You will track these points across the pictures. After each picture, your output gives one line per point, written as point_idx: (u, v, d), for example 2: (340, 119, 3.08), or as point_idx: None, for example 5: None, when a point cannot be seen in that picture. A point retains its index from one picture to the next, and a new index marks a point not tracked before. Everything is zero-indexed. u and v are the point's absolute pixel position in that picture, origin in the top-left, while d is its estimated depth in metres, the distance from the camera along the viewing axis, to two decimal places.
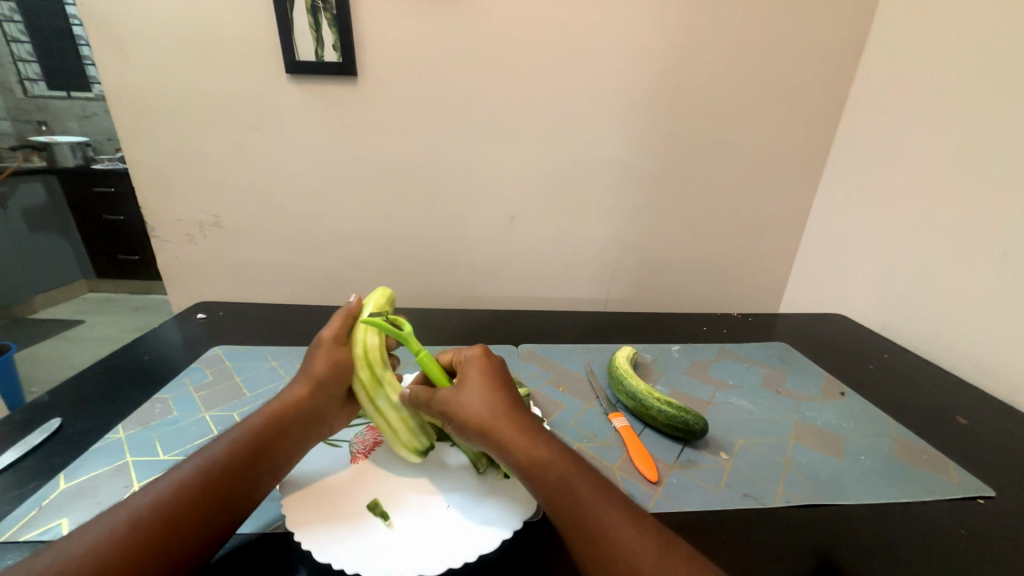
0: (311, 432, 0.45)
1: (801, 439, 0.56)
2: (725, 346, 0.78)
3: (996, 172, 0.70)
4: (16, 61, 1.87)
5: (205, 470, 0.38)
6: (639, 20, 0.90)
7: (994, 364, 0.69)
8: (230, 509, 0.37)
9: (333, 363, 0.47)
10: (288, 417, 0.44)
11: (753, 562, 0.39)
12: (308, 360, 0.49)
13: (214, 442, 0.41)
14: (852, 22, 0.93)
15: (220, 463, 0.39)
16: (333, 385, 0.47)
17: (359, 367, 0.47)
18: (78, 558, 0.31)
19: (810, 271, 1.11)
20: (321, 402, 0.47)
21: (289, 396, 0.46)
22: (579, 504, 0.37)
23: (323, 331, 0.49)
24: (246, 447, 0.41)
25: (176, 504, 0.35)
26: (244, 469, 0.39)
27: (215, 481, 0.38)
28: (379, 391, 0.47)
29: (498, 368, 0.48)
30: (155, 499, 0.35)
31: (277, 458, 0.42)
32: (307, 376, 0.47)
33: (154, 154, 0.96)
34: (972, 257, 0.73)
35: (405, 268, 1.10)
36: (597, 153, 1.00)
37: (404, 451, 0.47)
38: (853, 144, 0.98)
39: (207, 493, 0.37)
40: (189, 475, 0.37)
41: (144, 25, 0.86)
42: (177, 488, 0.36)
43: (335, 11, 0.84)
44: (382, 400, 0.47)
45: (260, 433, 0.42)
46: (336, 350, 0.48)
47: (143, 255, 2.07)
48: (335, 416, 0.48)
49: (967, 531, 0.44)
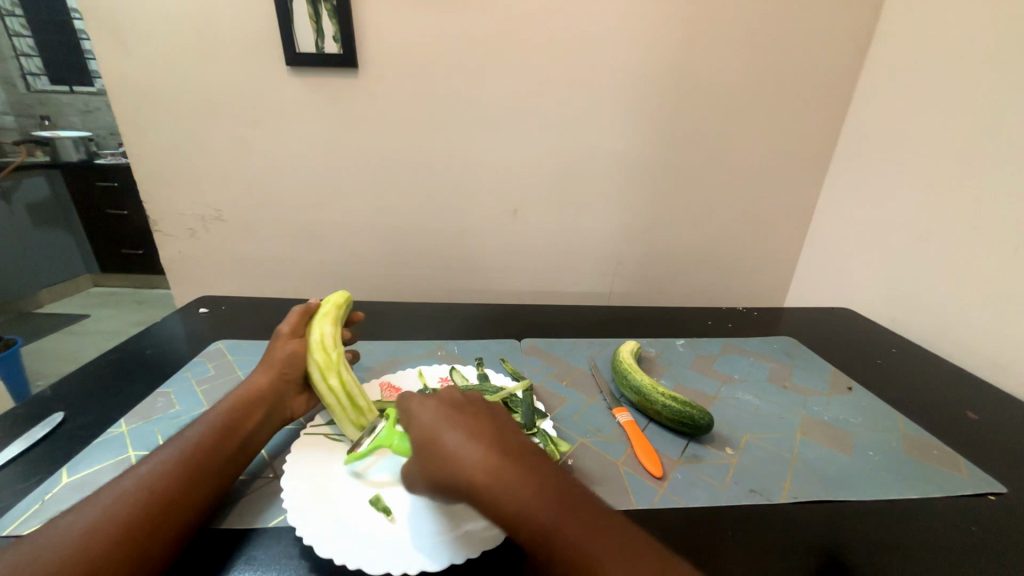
0: (275, 415, 0.48)
1: (808, 435, 0.55)
2: (730, 341, 0.77)
3: (1005, 165, 0.68)
4: (19, 56, 1.86)
5: (187, 451, 0.40)
6: (642, 8, 0.88)
7: (1005, 358, 0.68)
8: (211, 481, 0.39)
9: (289, 352, 0.52)
10: (256, 401, 0.47)
11: (760, 560, 0.38)
12: (268, 353, 0.53)
13: (190, 426, 0.43)
14: (862, 9, 0.91)
15: (199, 442, 0.41)
16: (293, 372, 0.51)
17: (315, 351, 0.51)
18: (74, 533, 0.32)
19: (816, 264, 1.09)
20: (283, 388, 0.49)
21: (253, 383, 0.48)
22: (574, 558, 0.31)
23: (281, 327, 0.54)
24: (221, 428, 0.43)
25: (158, 479, 0.37)
26: (221, 446, 0.41)
27: (196, 459, 0.39)
28: (334, 370, 0.50)
29: (456, 409, 0.41)
30: (142, 477, 0.37)
31: (249, 437, 0.44)
32: (267, 365, 0.51)
33: (154, 147, 0.96)
34: (980, 249, 0.72)
35: (406, 261, 1.09)
36: (600, 145, 0.99)
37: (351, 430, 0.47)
38: (862, 135, 0.96)
39: (191, 470, 0.38)
40: (171, 455, 0.39)
41: (142, 17, 0.85)
42: (158, 469, 0.37)
43: (334, 1, 0.83)
44: (335, 379, 0.49)
45: (231, 417, 0.44)
46: (291, 342, 0.53)
47: (147, 250, 2.08)
48: (294, 402, 0.51)
49: (978, 527, 0.43)
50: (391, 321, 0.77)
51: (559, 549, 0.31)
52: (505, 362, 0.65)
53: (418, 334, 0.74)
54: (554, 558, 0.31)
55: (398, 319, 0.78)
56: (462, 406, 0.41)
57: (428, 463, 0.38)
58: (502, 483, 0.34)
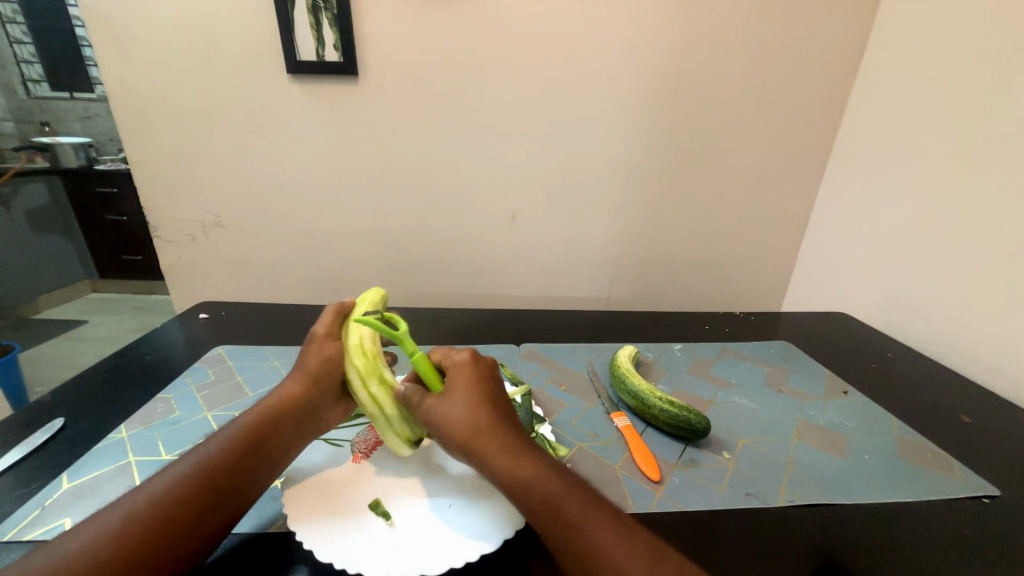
0: (306, 430, 0.45)
1: (804, 439, 0.55)
2: (727, 345, 0.78)
3: (998, 172, 0.69)
4: (19, 62, 1.87)
5: (203, 471, 0.38)
6: (639, 17, 0.89)
7: (998, 362, 0.69)
8: (225, 506, 0.37)
9: (325, 359, 0.47)
10: (283, 416, 0.44)
11: (757, 562, 0.39)
12: (303, 356, 0.48)
13: (209, 439, 0.41)
14: (855, 18, 0.92)
15: (216, 462, 0.39)
16: (327, 382, 0.47)
17: (353, 357, 0.46)
18: (76, 559, 0.31)
19: (813, 269, 1.10)
20: (317, 400, 0.46)
21: (283, 395, 0.45)
22: (574, 525, 0.35)
23: (317, 327, 0.49)
24: (242, 446, 0.41)
25: (171, 503, 0.35)
26: (239, 468, 0.39)
27: (212, 482, 0.38)
28: (375, 377, 0.46)
29: (492, 381, 0.45)
30: (153, 499, 0.35)
31: (271, 457, 0.42)
32: (301, 373, 0.47)
33: (155, 154, 0.97)
34: (973, 255, 0.73)
35: (405, 266, 1.10)
36: (598, 152, 1.00)
37: (397, 442, 0.46)
38: (856, 141, 0.97)
39: (206, 493, 0.37)
40: (186, 474, 0.37)
41: (144, 25, 0.86)
42: (172, 490, 0.36)
43: (335, 10, 0.84)
44: (376, 387, 0.45)
45: (254, 434, 0.42)
46: (329, 346, 0.47)
47: (146, 255, 2.08)
48: (331, 412, 0.48)
49: (971, 529, 0.44)
50: None
51: (562, 510, 0.36)
52: (503, 367, 0.65)
53: (417, 339, 0.74)
54: (554, 521, 0.36)
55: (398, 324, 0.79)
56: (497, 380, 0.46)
57: (457, 414, 0.41)
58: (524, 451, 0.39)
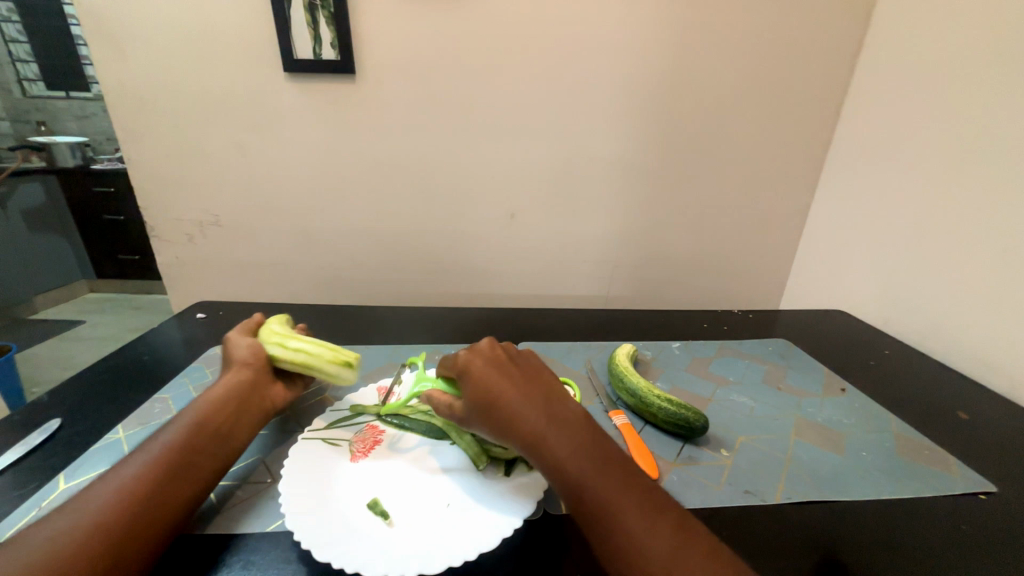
0: (253, 406, 0.48)
1: (802, 436, 0.55)
2: (725, 343, 0.78)
3: (995, 169, 0.69)
4: (15, 61, 1.87)
5: (164, 452, 0.40)
6: (637, 14, 0.89)
7: (996, 359, 0.69)
8: (190, 480, 0.39)
9: (247, 347, 0.52)
10: (229, 397, 0.47)
11: (755, 560, 0.39)
12: (226, 356, 0.52)
13: (166, 427, 0.43)
14: (853, 14, 0.92)
15: (176, 442, 0.41)
16: (256, 361, 0.51)
17: (270, 336, 0.53)
18: (48, 544, 0.32)
19: (811, 266, 1.10)
20: (253, 379, 0.50)
21: (222, 383, 0.48)
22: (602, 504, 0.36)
23: (232, 332, 0.54)
24: (191, 427, 0.43)
25: (137, 482, 0.37)
26: (199, 445, 0.41)
27: (165, 460, 0.39)
28: (293, 338, 0.53)
29: (505, 366, 0.45)
30: (120, 482, 0.37)
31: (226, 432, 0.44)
32: (230, 365, 0.51)
33: (152, 153, 0.96)
34: (971, 252, 0.73)
35: (403, 265, 1.10)
36: (596, 150, 1.00)
37: (333, 368, 0.51)
38: (854, 138, 0.97)
39: (161, 473, 0.38)
40: (147, 458, 0.39)
41: (141, 24, 0.86)
42: (128, 473, 0.37)
43: (332, 8, 0.84)
44: (296, 341, 0.52)
45: (201, 415, 0.44)
46: (246, 338, 0.53)
47: (143, 255, 2.07)
48: (272, 391, 0.51)
49: (969, 526, 0.44)
50: (388, 325, 0.78)
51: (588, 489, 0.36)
52: None
53: (414, 338, 0.74)
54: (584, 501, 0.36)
55: (396, 323, 0.78)
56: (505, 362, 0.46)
57: (484, 413, 0.42)
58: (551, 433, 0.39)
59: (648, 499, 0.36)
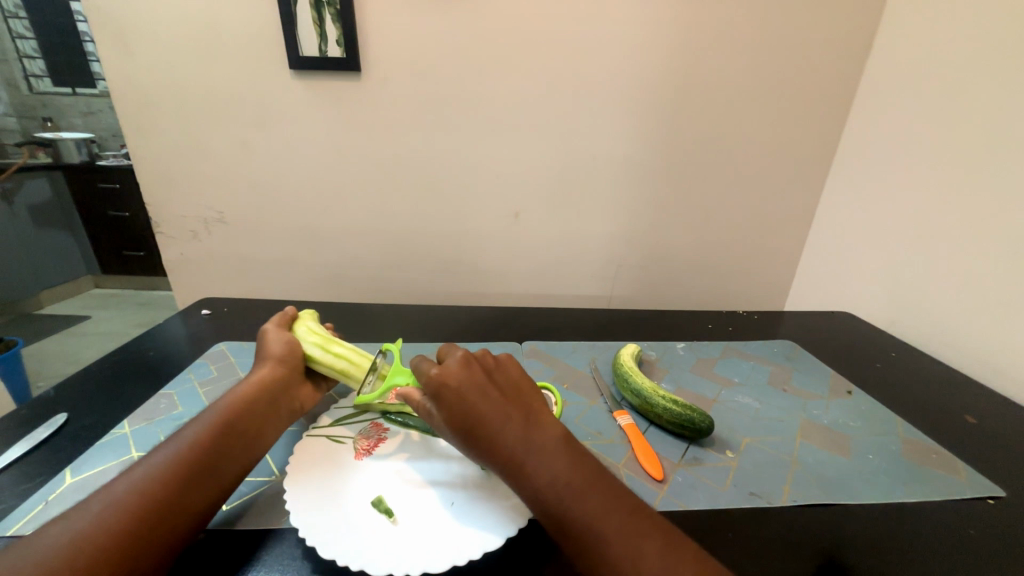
0: (281, 407, 0.49)
1: (809, 438, 0.55)
2: (730, 344, 0.77)
3: (1004, 171, 0.69)
4: (22, 57, 1.88)
5: (189, 449, 0.40)
6: (643, 12, 0.89)
7: (1004, 363, 0.69)
8: (211, 481, 0.39)
9: (284, 343, 0.53)
10: (261, 394, 0.47)
11: (761, 563, 0.39)
12: (262, 349, 0.53)
13: (191, 421, 0.43)
14: (862, 14, 0.91)
15: (202, 439, 0.41)
16: (292, 359, 0.52)
17: (312, 336, 0.55)
18: (66, 540, 0.32)
19: (816, 267, 1.10)
20: (286, 377, 0.51)
21: (256, 376, 0.49)
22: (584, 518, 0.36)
23: (267, 325, 0.56)
24: (220, 423, 0.43)
25: (159, 480, 0.37)
26: (226, 444, 0.42)
27: (191, 458, 0.39)
28: (337, 343, 0.54)
29: (481, 379, 0.43)
30: (144, 477, 0.37)
31: (253, 432, 0.44)
32: (267, 359, 0.51)
33: (157, 149, 0.96)
34: (979, 254, 0.72)
35: (407, 263, 1.10)
36: (601, 149, 1.00)
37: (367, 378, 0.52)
38: (861, 138, 0.97)
39: (183, 471, 0.38)
40: (173, 453, 0.39)
41: (146, 20, 0.86)
42: (152, 469, 0.37)
43: (338, 6, 0.84)
44: (341, 347, 0.54)
45: (230, 413, 0.44)
46: (285, 334, 0.55)
47: (148, 251, 2.09)
48: (301, 392, 0.52)
49: (977, 530, 0.43)
50: (393, 324, 0.78)
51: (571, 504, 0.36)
52: None
53: (419, 337, 0.74)
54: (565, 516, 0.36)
55: (400, 322, 0.78)
56: (482, 372, 0.43)
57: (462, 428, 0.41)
58: (538, 447, 0.39)
59: (631, 511, 0.37)
